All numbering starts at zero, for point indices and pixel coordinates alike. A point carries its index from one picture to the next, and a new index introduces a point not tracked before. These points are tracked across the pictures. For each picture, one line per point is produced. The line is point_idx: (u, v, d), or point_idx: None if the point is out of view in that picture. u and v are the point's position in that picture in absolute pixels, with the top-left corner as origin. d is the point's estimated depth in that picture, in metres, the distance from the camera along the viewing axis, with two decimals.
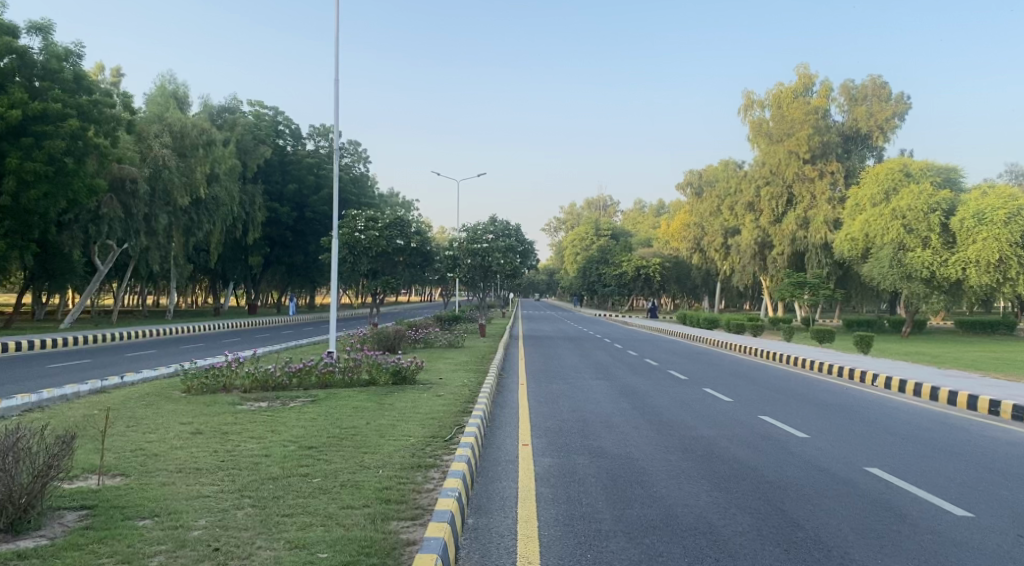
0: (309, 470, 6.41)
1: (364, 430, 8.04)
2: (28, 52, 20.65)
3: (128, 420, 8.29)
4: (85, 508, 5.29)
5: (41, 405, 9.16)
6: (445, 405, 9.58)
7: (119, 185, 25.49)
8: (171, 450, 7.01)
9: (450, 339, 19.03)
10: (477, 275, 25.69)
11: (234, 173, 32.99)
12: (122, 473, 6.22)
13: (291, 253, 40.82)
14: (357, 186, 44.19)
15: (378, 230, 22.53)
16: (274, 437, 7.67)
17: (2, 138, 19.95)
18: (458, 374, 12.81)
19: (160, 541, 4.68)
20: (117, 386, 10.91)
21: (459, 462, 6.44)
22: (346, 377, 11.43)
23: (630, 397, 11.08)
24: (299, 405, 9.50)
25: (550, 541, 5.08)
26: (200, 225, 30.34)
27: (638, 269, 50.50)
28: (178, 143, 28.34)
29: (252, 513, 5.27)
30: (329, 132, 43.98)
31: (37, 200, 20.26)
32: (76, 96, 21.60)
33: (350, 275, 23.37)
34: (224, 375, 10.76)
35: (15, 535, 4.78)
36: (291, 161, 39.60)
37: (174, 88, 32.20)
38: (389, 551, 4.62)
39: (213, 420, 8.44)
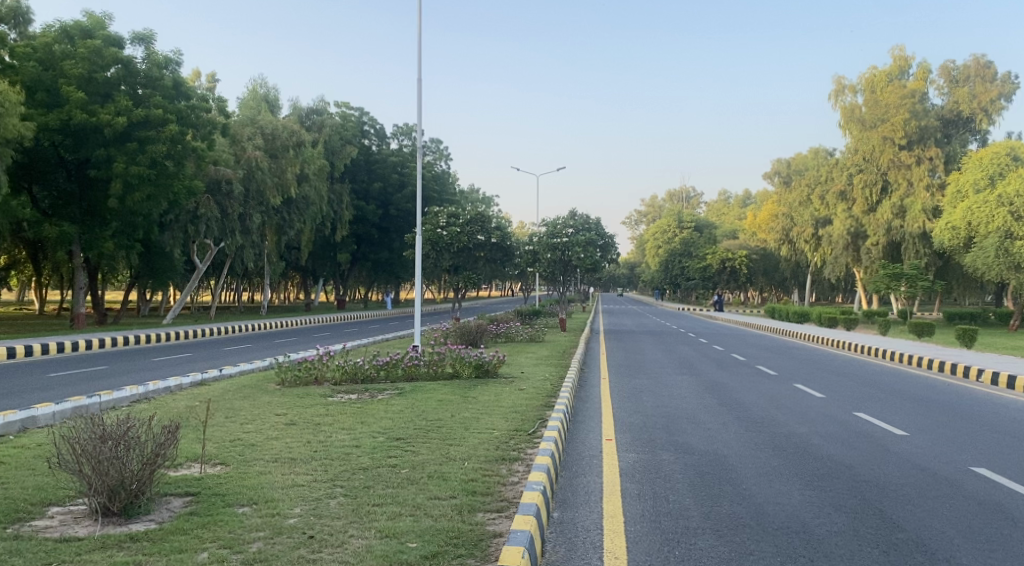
0: (397, 461, 6.58)
1: (450, 423, 8.17)
2: (133, 61, 21.60)
3: (227, 411, 8.69)
4: (189, 495, 5.58)
5: (148, 397, 9.68)
6: (528, 399, 9.63)
7: (215, 186, 26.58)
8: (267, 440, 7.30)
9: (531, 334, 19.12)
10: (557, 269, 25.49)
11: (323, 172, 33.97)
12: (222, 462, 6.53)
13: (376, 250, 41.67)
14: (438, 183, 44.71)
15: (459, 226, 22.81)
16: (364, 428, 7.90)
17: (110, 144, 21.05)
18: (540, 368, 12.84)
19: (259, 527, 4.89)
20: (216, 378, 11.45)
21: (543, 456, 6.48)
22: (431, 371, 11.62)
23: (716, 393, 10.86)
24: (386, 398, 9.73)
25: (638, 537, 5.05)
26: (291, 224, 31.44)
27: (723, 260, 49.65)
28: (270, 145, 29.35)
29: (344, 502, 5.44)
30: (412, 130, 44.66)
31: (141, 201, 21.38)
32: (175, 102, 22.64)
33: (432, 270, 23.80)
34: (316, 368, 11.14)
35: (127, 518, 5.09)
36: (376, 160, 40.36)
37: (265, 92, 33.48)
38: (477, 542, 4.70)
39: (306, 412, 8.76)
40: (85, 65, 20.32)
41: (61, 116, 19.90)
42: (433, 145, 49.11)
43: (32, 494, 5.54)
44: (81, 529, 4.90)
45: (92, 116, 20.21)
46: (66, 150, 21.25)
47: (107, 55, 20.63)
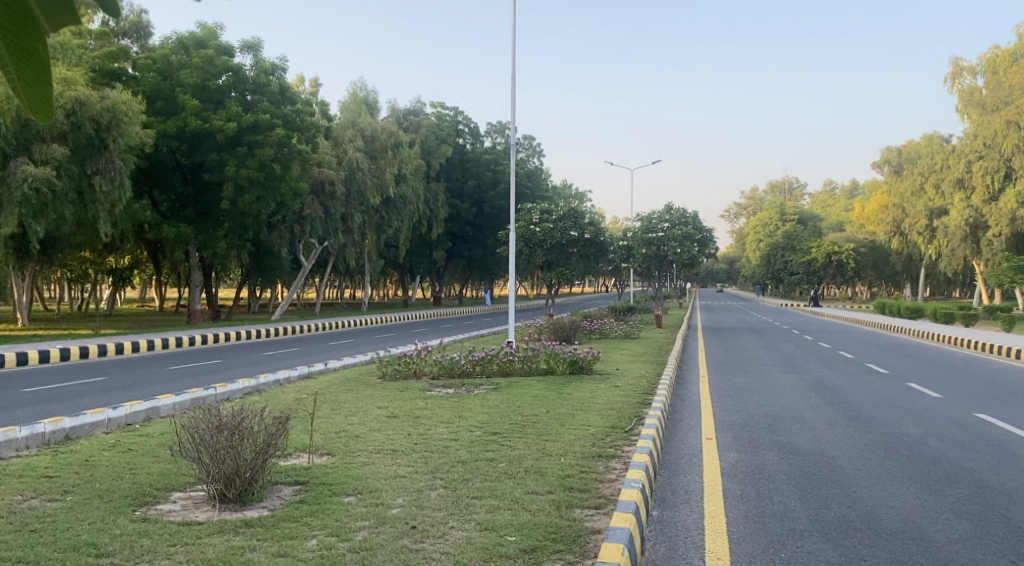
0: (495, 454, 6.66)
1: (545, 418, 8.20)
2: (243, 69, 22.58)
3: (332, 403, 9.02)
4: (299, 484, 5.81)
5: (259, 389, 10.16)
6: (623, 396, 9.55)
7: (319, 187, 27.55)
8: (370, 432, 7.53)
9: (626, 330, 18.93)
10: (653, 264, 25.29)
11: (419, 172, 34.68)
12: (329, 452, 6.79)
13: (471, 247, 42.20)
14: (531, 179, 44.86)
15: (553, 221, 22.79)
16: (462, 422, 8.04)
17: (221, 148, 22.14)
18: (636, 365, 12.70)
19: (363, 517, 5.05)
20: (321, 372, 11.89)
21: (641, 454, 6.39)
22: (525, 367, 11.69)
23: (823, 392, 10.45)
24: (482, 392, 9.87)
25: (741, 538, 4.93)
26: (390, 223, 32.20)
27: (829, 254, 47.80)
28: (369, 146, 30.21)
29: (444, 494, 5.55)
30: (506, 127, 44.99)
31: (251, 203, 22.39)
32: (281, 106, 23.52)
33: (525, 267, 23.92)
34: (415, 362, 11.40)
35: (243, 505, 5.35)
36: (470, 158, 40.83)
37: (365, 94, 34.48)
38: (576, 538, 4.70)
39: (406, 405, 8.98)
40: (199, 74, 21.47)
41: (177, 123, 21.10)
42: (526, 142, 49.31)
43: (157, 479, 5.91)
44: (201, 514, 5.17)
45: (205, 122, 21.36)
46: (182, 155, 22.66)
47: (219, 64, 21.72)
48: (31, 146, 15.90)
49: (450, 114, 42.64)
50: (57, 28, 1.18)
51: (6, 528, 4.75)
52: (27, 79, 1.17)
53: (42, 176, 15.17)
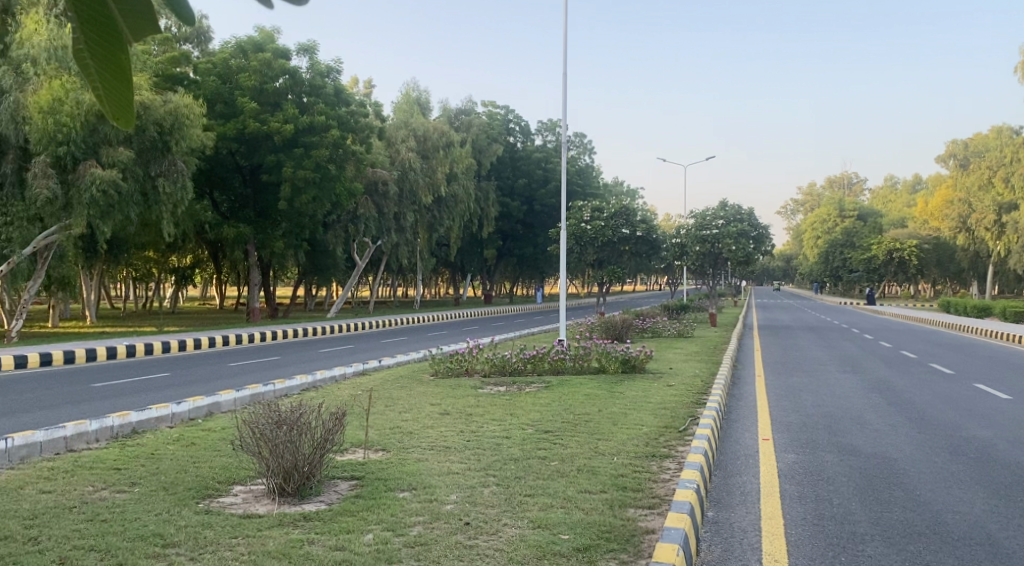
0: (546, 452, 6.67)
1: (597, 417, 8.18)
2: (299, 72, 23.00)
3: (387, 400, 9.16)
4: (355, 479, 5.92)
5: (316, 385, 10.36)
6: (677, 396, 9.45)
7: (373, 187, 27.93)
8: (423, 429, 7.61)
9: (679, 329, 18.72)
10: (707, 262, 24.93)
11: (470, 171, 34.87)
12: (383, 448, 6.89)
13: (522, 245, 42.23)
14: (582, 177, 44.71)
15: (604, 219, 22.66)
16: (513, 419, 8.07)
17: (279, 150, 22.62)
18: (690, 364, 12.55)
19: (418, 512, 5.11)
20: (376, 369, 12.08)
21: (695, 453, 6.32)
22: (576, 365, 11.68)
23: (885, 393, 10.17)
24: (534, 390, 9.88)
25: (799, 540, 4.84)
26: (441, 222, 32.42)
27: (890, 251, 46.44)
28: (421, 146, 30.50)
29: (498, 491, 5.58)
30: (557, 125, 44.94)
31: (307, 203, 22.82)
32: (337, 108, 23.88)
33: (576, 265, 23.84)
34: (467, 360, 11.49)
35: (302, 498, 5.47)
36: (521, 157, 40.89)
37: (417, 95, 34.83)
38: (629, 537, 4.67)
39: (458, 402, 9.06)
40: (257, 78, 21.98)
41: (236, 126, 21.66)
42: (578, 139, 49.17)
43: (219, 472, 6.08)
44: (261, 506, 5.30)
45: (263, 124, 21.87)
46: (241, 157, 23.28)
47: (275, 67, 22.11)
48: (98, 149, 16.46)
49: (501, 112, 42.78)
50: (141, 37, 1.21)
51: (78, 517, 4.94)
52: (108, 84, 1.21)
53: (109, 178, 15.75)
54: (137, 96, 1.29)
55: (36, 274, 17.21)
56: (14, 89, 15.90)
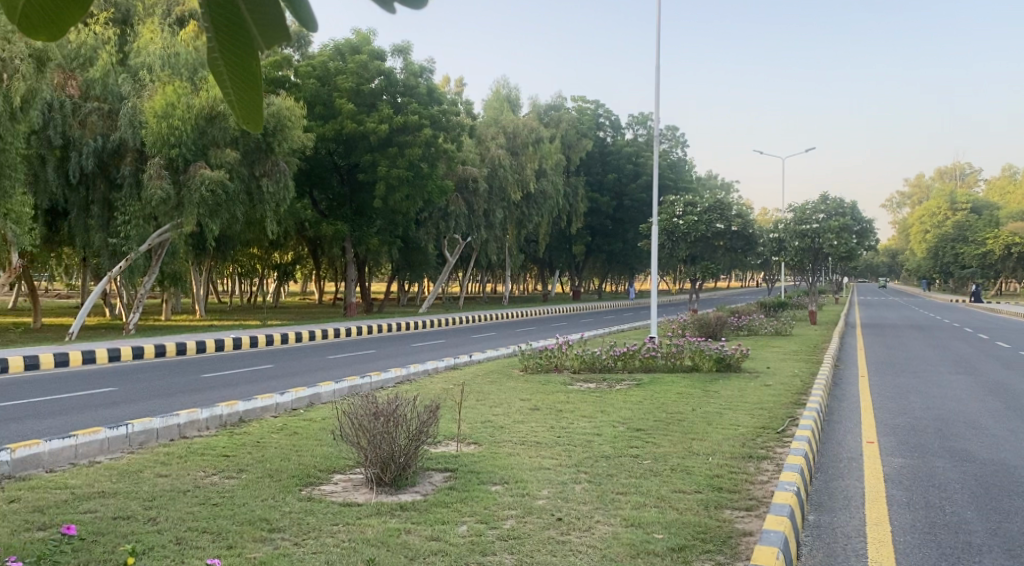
0: (639, 451, 6.60)
1: (691, 416, 8.03)
2: (393, 73, 23.59)
3: (478, 394, 9.26)
4: (448, 471, 6.02)
5: (410, 377, 10.60)
6: (775, 396, 9.16)
7: (463, 184, 28.32)
8: (514, 424, 7.65)
9: (776, 327, 18.15)
10: (807, 257, 24.11)
11: (559, 166, 34.81)
12: (476, 441, 6.98)
13: (611, 241, 41.93)
14: (674, 171, 43.94)
15: (697, 214, 22.11)
16: (605, 416, 8.01)
17: (374, 149, 23.24)
18: (787, 363, 12.16)
19: (511, 506, 5.14)
20: (467, 363, 12.25)
21: (795, 455, 6.13)
22: (668, 363, 11.48)
23: (1002, 395, 9.58)
24: (625, 388, 9.79)
25: (908, 548, 4.62)
26: (530, 218, 32.52)
27: (1008, 246, 43.62)
28: (511, 142, 30.69)
29: (590, 488, 5.55)
30: (648, 119, 44.39)
31: (401, 201, 23.36)
32: (429, 107, 24.32)
33: (668, 261, 23.46)
34: (556, 356, 11.50)
35: (398, 488, 5.61)
36: (610, 152, 40.56)
37: (507, 91, 35.07)
38: (726, 539, 4.57)
39: (548, 398, 9.08)
40: (354, 79, 22.68)
41: (335, 126, 22.40)
42: (670, 133, 48.35)
43: (320, 461, 6.30)
44: (360, 495, 5.46)
45: (360, 124, 22.54)
46: (339, 156, 24.05)
47: (371, 69, 22.85)
48: (207, 151, 17.26)
49: (591, 107, 42.56)
50: (271, 43, 1.26)
51: (192, 500, 5.22)
52: (238, 87, 1.27)
53: (218, 178, 16.53)
54: (265, 105, 1.36)
55: (151, 270, 18.25)
56: (132, 96, 16.90)
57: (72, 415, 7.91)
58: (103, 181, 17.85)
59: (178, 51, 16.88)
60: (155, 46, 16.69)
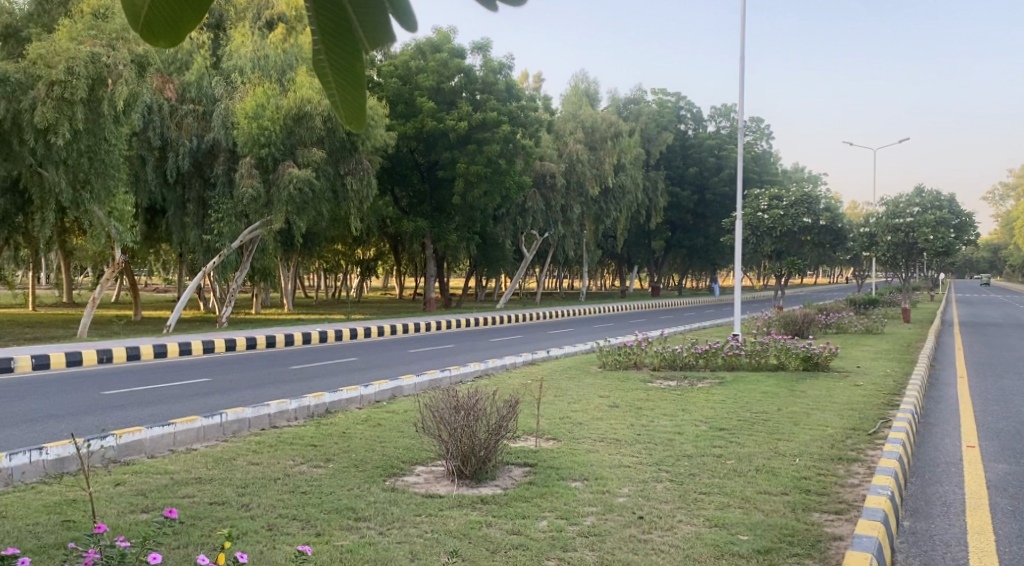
0: (723, 450, 6.47)
1: (776, 417, 7.82)
2: (473, 70, 23.80)
3: (557, 390, 9.25)
4: (528, 466, 6.04)
5: (488, 372, 10.68)
6: (866, 396, 8.82)
7: (541, 180, 28.32)
8: (593, 420, 7.61)
9: (867, 325, 17.47)
10: (900, 254, 23.15)
11: (639, 160, 34.34)
12: (555, 437, 6.98)
13: (692, 236, 41.18)
14: (758, 164, 42.75)
15: (783, 208, 21.37)
16: (686, 415, 7.88)
17: (454, 146, 23.50)
18: (879, 363, 11.67)
19: (591, 502, 5.12)
20: (545, 359, 12.25)
21: (889, 458, 5.88)
22: (752, 362, 11.18)
23: None
24: (707, 386, 9.61)
25: (1015, 560, 4.38)
26: (608, 213, 32.30)
27: None
28: (590, 137, 30.49)
29: (671, 487, 5.48)
30: (731, 110, 43.35)
31: (479, 197, 23.54)
32: (508, 103, 24.38)
33: (752, 256, 22.93)
34: (636, 352, 11.38)
35: (479, 482, 5.65)
36: (692, 144, 39.43)
37: (586, 86, 34.84)
38: (815, 542, 4.43)
39: (628, 395, 8.99)
40: (435, 78, 22.99)
41: (415, 125, 22.74)
42: (754, 124, 47.02)
43: (403, 453, 6.42)
44: (442, 488, 5.53)
45: (440, 122, 22.85)
46: (419, 154, 24.42)
47: (451, 67, 23.14)
48: (294, 150, 17.80)
49: (672, 100, 41.82)
50: (374, 45, 1.29)
51: (282, 488, 5.40)
52: (344, 92, 1.31)
53: (304, 177, 17.02)
54: (369, 103, 1.39)
55: (243, 266, 18.98)
56: (225, 98, 17.59)
57: (171, 404, 8.30)
58: (198, 180, 18.63)
59: (268, 54, 17.44)
60: (246, 49, 17.27)
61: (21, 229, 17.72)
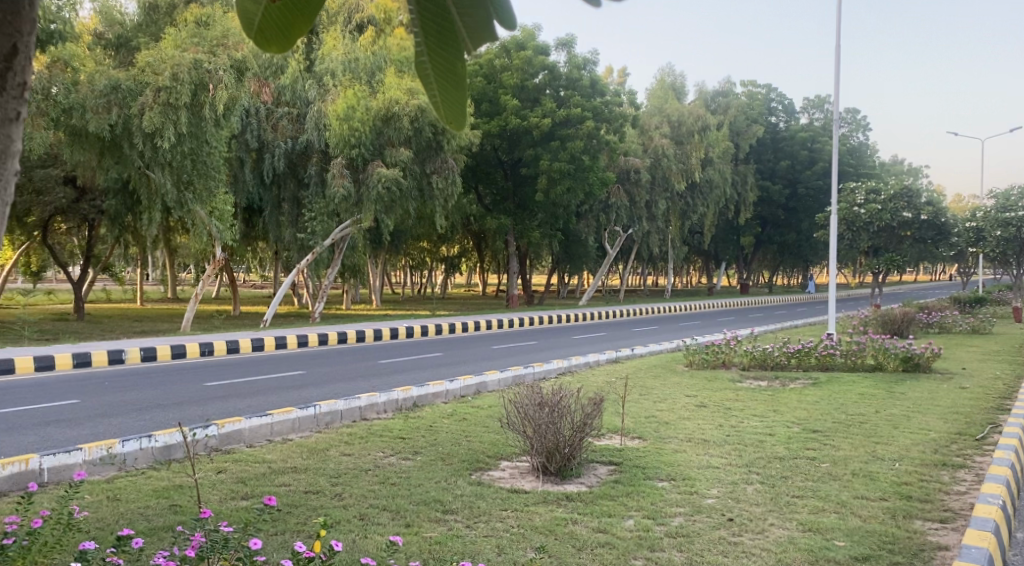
0: (816, 453, 6.25)
1: (875, 419, 7.50)
2: (557, 66, 23.86)
3: (642, 389, 9.14)
4: (613, 464, 6.00)
5: (572, 370, 10.66)
6: (973, 399, 8.36)
7: (625, 175, 28.01)
8: (680, 420, 7.50)
9: (974, 325, 16.55)
10: (1011, 249, 21.79)
11: (727, 154, 33.57)
12: (640, 436, 6.91)
13: (783, 232, 39.96)
14: (854, 157, 41.15)
15: (881, 202, 20.44)
16: (777, 416, 7.67)
17: (538, 143, 23.54)
18: (988, 365, 11.03)
19: (679, 503, 5.05)
20: (629, 357, 12.14)
21: (999, 465, 5.55)
22: (848, 362, 10.77)
23: None
24: (799, 387, 9.32)
25: None
26: (695, 209, 31.84)
27: None
28: (676, 131, 29.98)
29: (763, 490, 5.34)
30: (825, 101, 41.91)
31: (562, 193, 23.48)
32: (592, 99, 24.24)
33: (847, 252, 22.04)
34: (724, 351, 11.13)
35: (564, 479, 5.64)
36: (783, 138, 38.36)
37: (672, 80, 34.28)
38: (918, 552, 4.24)
39: (716, 395, 8.81)
40: (519, 75, 23.09)
41: (500, 122, 22.88)
42: (850, 116, 45.25)
43: (488, 448, 6.48)
44: (527, 483, 5.56)
45: (524, 119, 22.94)
46: (503, 151, 24.57)
47: (536, 64, 23.19)
48: (383, 150, 18.20)
49: (763, 92, 40.74)
50: (478, 47, 1.31)
51: (372, 479, 5.54)
52: (446, 96, 1.33)
53: (392, 176, 17.38)
54: (469, 102, 1.40)
55: (334, 263, 19.55)
56: (317, 100, 18.19)
57: (267, 396, 8.63)
58: (292, 180, 19.28)
59: (359, 56, 17.92)
60: (337, 52, 17.76)
61: (130, 228, 18.75)
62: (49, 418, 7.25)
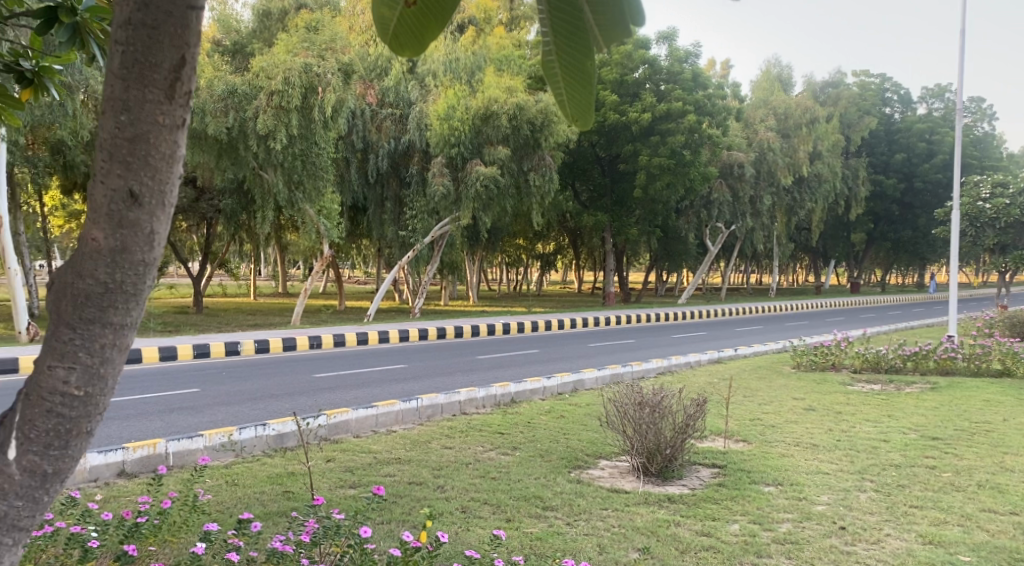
0: (936, 462, 5.91)
1: (1002, 428, 7.03)
2: (658, 60, 23.52)
3: (747, 390, 8.88)
4: (716, 467, 5.86)
5: (673, 369, 10.46)
6: None
7: (728, 170, 26.99)
8: (787, 423, 7.25)
9: None
10: None
11: (837, 148, 32.21)
12: (745, 438, 6.72)
13: (897, 228, 38.01)
14: (977, 148, 38.75)
15: (1009, 196, 19.12)
16: (892, 422, 7.30)
17: (636, 139, 23.25)
18: None
19: (787, 509, 4.87)
20: (732, 357, 11.82)
21: None
22: (971, 367, 10.14)
23: None
24: (917, 392, 8.84)
25: None
26: (802, 204, 30.94)
27: None
28: (782, 124, 28.98)
29: (877, 498, 5.09)
30: (945, 90, 39.68)
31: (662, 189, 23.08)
32: (694, 92, 23.78)
33: (970, 249, 20.70)
34: (834, 353, 10.68)
35: (664, 480, 5.57)
36: (899, 129, 36.53)
37: (779, 71, 33.14)
38: None
39: (825, 398, 8.46)
40: (618, 70, 22.84)
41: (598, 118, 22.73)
42: (973, 105, 42.66)
43: (587, 446, 6.45)
44: (627, 483, 5.50)
45: (623, 115, 22.69)
46: (601, 148, 24.38)
47: (635, 58, 22.93)
48: (481, 149, 18.37)
49: (877, 82, 38.94)
50: (607, 44, 1.30)
51: (473, 473, 5.61)
52: (570, 90, 1.32)
53: (490, 174, 17.52)
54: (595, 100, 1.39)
55: (433, 260, 19.93)
56: (420, 101, 18.58)
57: (371, 388, 8.88)
58: (395, 180, 19.75)
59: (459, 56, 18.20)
60: (439, 53, 18.10)
61: (244, 225, 19.70)
62: (172, 405, 7.69)
